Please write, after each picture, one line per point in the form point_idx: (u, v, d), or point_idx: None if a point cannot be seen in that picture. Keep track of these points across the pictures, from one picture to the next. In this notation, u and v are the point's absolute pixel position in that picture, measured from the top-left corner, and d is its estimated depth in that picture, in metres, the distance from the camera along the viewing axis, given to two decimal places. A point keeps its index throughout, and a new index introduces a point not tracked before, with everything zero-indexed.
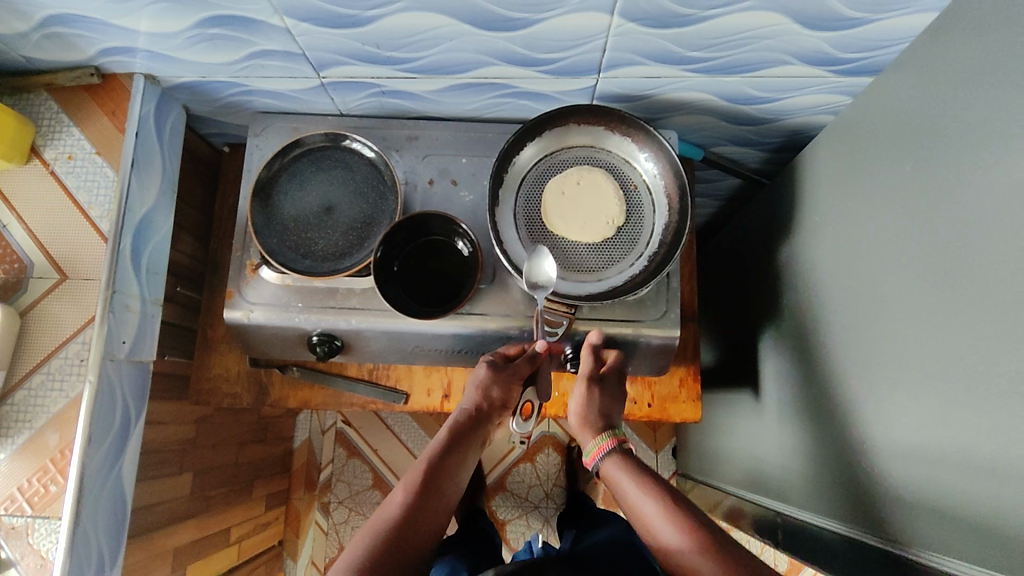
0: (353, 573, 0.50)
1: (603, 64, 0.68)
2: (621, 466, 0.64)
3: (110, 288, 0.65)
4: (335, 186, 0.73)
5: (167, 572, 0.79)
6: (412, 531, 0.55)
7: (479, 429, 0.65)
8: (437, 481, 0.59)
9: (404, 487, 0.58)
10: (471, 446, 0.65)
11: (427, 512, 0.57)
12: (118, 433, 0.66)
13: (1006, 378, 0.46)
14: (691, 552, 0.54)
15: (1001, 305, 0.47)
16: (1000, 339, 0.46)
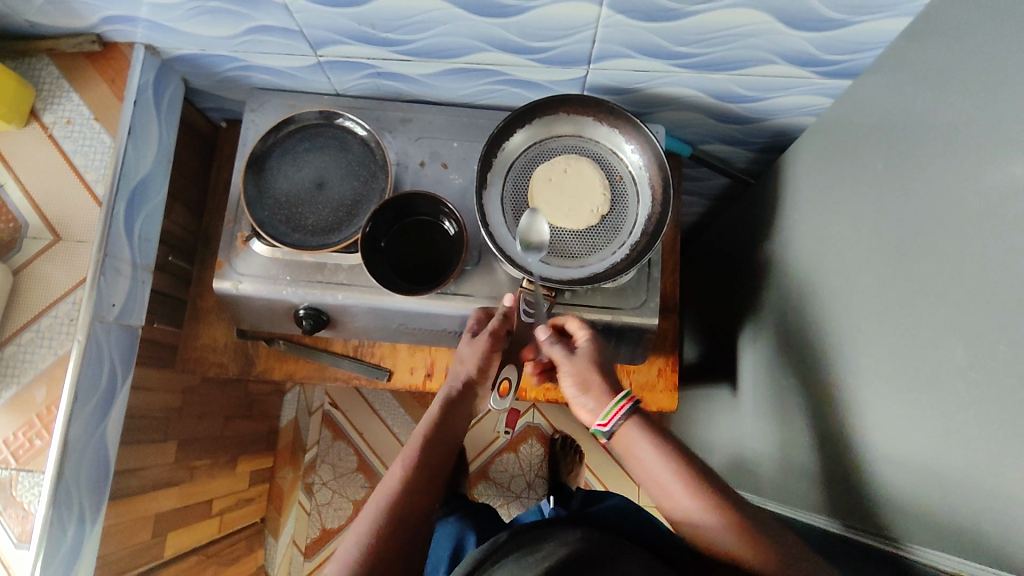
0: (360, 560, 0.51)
1: (593, 55, 0.69)
2: (632, 418, 0.59)
3: (102, 252, 0.66)
4: (328, 163, 0.75)
5: (147, 536, 0.81)
6: (411, 509, 0.55)
7: (469, 400, 0.66)
8: (433, 455, 0.60)
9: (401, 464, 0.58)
10: (460, 415, 0.65)
11: (428, 487, 0.57)
12: (104, 394, 0.68)
13: (968, 370, 0.47)
14: (716, 523, 0.53)
15: (964, 301, 0.48)
16: (965, 333, 0.48)
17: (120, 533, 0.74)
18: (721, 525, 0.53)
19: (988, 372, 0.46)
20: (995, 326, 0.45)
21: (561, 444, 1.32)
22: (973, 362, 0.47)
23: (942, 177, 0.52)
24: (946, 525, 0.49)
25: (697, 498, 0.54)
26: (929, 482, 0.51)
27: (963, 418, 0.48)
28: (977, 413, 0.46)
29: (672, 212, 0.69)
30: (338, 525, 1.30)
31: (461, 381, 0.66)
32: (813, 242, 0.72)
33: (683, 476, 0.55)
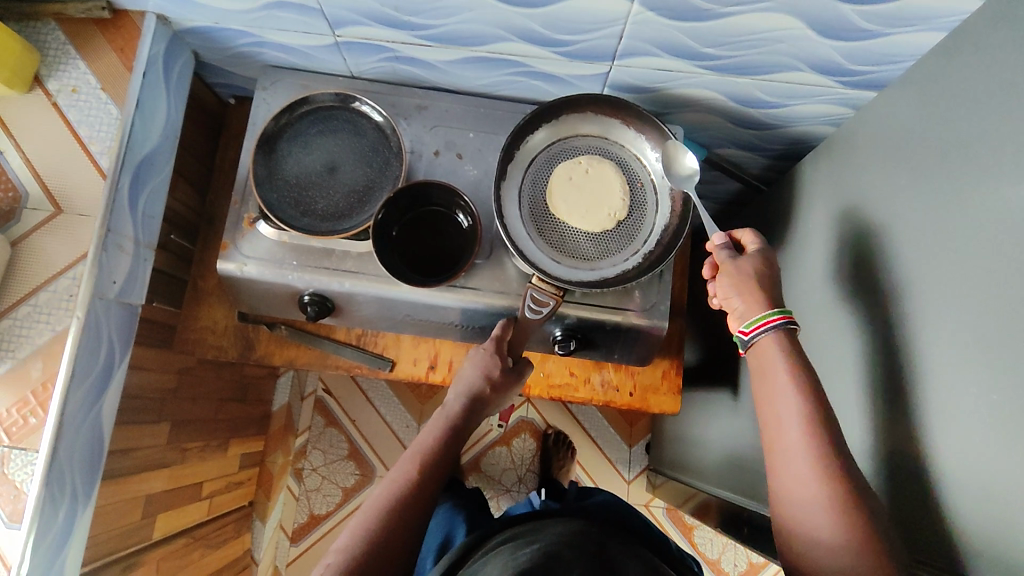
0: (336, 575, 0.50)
1: (619, 52, 0.68)
2: (780, 334, 0.60)
3: (104, 228, 0.64)
4: (341, 148, 0.73)
5: (137, 517, 0.79)
6: (396, 523, 0.54)
7: (474, 416, 0.66)
8: (438, 463, 0.59)
9: (393, 478, 0.58)
10: (463, 432, 0.65)
11: (427, 494, 0.57)
12: (101, 373, 0.66)
13: (985, 393, 0.47)
14: (817, 486, 0.53)
15: (989, 324, 0.48)
16: (985, 356, 0.47)
17: (111, 513, 0.73)
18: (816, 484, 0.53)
19: (1007, 396, 0.45)
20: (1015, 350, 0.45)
21: (554, 439, 1.32)
22: (992, 385, 0.46)
23: (971, 197, 0.51)
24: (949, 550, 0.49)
25: (803, 443, 0.54)
26: (933, 502, 0.51)
27: (974, 441, 0.47)
28: (989, 437, 0.46)
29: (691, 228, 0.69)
30: (326, 512, 1.29)
31: (471, 391, 0.66)
32: (827, 253, 0.71)
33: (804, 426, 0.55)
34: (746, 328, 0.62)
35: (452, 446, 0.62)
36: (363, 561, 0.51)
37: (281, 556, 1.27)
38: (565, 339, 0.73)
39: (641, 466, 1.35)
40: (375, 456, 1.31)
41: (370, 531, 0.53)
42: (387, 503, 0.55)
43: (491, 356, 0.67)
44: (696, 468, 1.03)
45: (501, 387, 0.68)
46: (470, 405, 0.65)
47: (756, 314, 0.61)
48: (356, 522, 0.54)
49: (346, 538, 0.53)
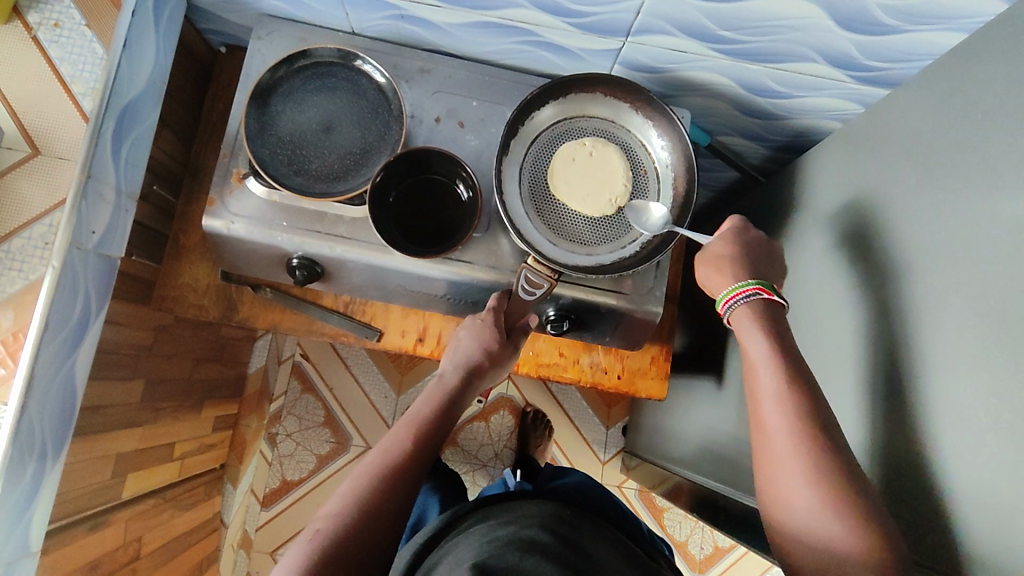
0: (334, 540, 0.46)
1: (634, 27, 0.66)
2: (745, 305, 0.63)
3: (85, 173, 0.61)
4: (340, 107, 0.70)
5: (107, 476, 0.77)
6: (396, 486, 0.51)
7: (470, 388, 0.65)
8: (433, 430, 0.57)
9: (391, 442, 0.54)
10: (458, 403, 0.63)
11: (424, 460, 0.54)
12: (76, 327, 0.63)
13: (989, 396, 0.48)
14: (806, 484, 0.52)
15: (998, 329, 0.48)
16: (993, 361, 0.48)
17: (80, 471, 0.71)
18: (806, 482, 0.52)
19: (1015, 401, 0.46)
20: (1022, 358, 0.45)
21: (531, 418, 1.31)
22: (1002, 391, 0.47)
23: (987, 203, 0.51)
24: (946, 547, 0.50)
25: (791, 441, 0.54)
26: (928, 500, 0.52)
27: (978, 444, 0.48)
28: (991, 440, 0.47)
29: (693, 218, 0.68)
30: (298, 478, 1.27)
31: (466, 362, 0.65)
32: (829, 249, 0.71)
33: (793, 430, 0.55)
34: (723, 304, 0.65)
35: (446, 414, 0.60)
36: (358, 524, 0.47)
37: (251, 520, 1.25)
38: (559, 319, 0.73)
39: (616, 448, 1.36)
40: (351, 425, 1.30)
41: (365, 494, 0.50)
42: (381, 467, 0.52)
43: (489, 328, 0.66)
44: (671, 452, 1.04)
45: (497, 363, 0.67)
46: (466, 375, 0.64)
47: (727, 290, 0.64)
48: (347, 485, 0.50)
49: (337, 501, 0.49)
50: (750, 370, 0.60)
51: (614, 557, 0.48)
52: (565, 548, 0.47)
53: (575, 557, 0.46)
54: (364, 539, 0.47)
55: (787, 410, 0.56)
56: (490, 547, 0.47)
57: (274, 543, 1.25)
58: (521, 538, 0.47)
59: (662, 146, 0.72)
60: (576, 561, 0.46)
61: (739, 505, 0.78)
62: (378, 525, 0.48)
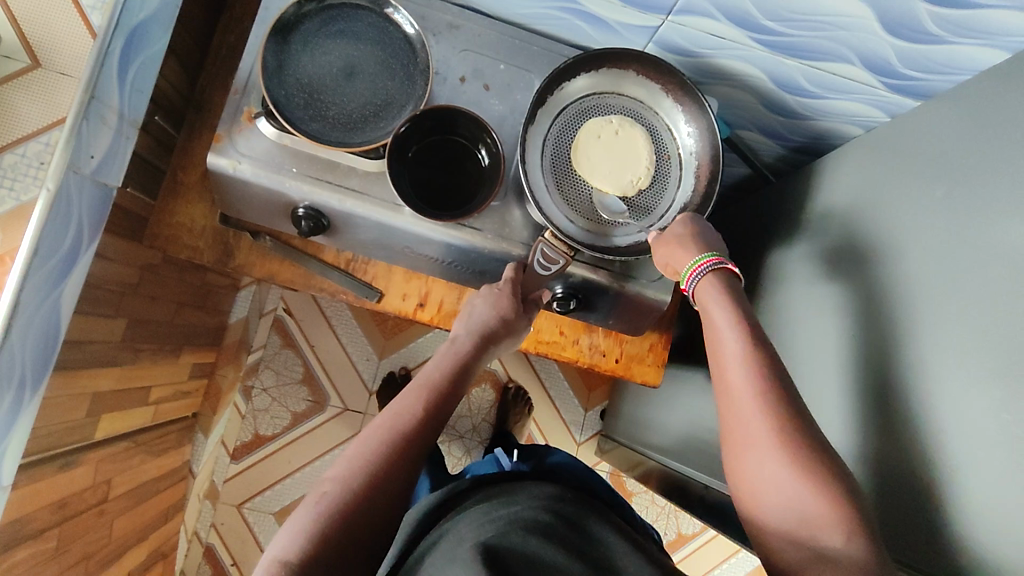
0: (344, 504, 0.45)
1: (676, 6, 0.64)
2: (711, 276, 0.62)
3: (89, 92, 0.57)
4: (364, 54, 0.67)
5: (82, 413, 0.74)
6: (410, 451, 0.49)
7: (483, 355, 0.63)
8: (446, 394, 0.55)
9: (406, 404, 0.52)
10: (471, 371, 0.61)
11: (437, 425, 0.52)
12: (66, 257, 0.59)
13: (1001, 417, 0.48)
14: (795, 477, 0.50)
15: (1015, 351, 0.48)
16: (1007, 382, 0.48)
17: (56, 407, 0.68)
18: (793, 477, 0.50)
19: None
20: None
21: (513, 394, 1.31)
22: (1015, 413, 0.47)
23: (1010, 225, 0.51)
24: (946, 558, 0.51)
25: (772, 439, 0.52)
26: (928, 509, 0.53)
27: (986, 461, 0.49)
28: (998, 454, 0.48)
29: (712, 209, 0.67)
30: (271, 434, 1.25)
31: (482, 328, 0.63)
32: (839, 253, 0.71)
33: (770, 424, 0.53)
34: (685, 280, 0.64)
35: (458, 381, 0.58)
36: (368, 491, 0.46)
37: (219, 472, 1.23)
38: (567, 297, 0.71)
39: (593, 430, 1.37)
40: (330, 385, 1.28)
41: (379, 457, 0.48)
42: (396, 432, 0.50)
43: (506, 297, 0.65)
44: (649, 439, 1.05)
45: (510, 332, 0.65)
46: (480, 342, 0.63)
47: (688, 263, 0.63)
48: (357, 448, 0.49)
49: (346, 464, 0.48)
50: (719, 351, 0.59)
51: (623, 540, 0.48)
52: (568, 529, 0.47)
53: (579, 539, 0.46)
54: (374, 508, 0.46)
55: (752, 391, 0.55)
56: (496, 527, 0.46)
57: (242, 496, 1.23)
58: (524, 518, 0.47)
59: (686, 132, 0.70)
60: (580, 544, 0.45)
61: (722, 496, 0.79)
62: (388, 493, 0.47)
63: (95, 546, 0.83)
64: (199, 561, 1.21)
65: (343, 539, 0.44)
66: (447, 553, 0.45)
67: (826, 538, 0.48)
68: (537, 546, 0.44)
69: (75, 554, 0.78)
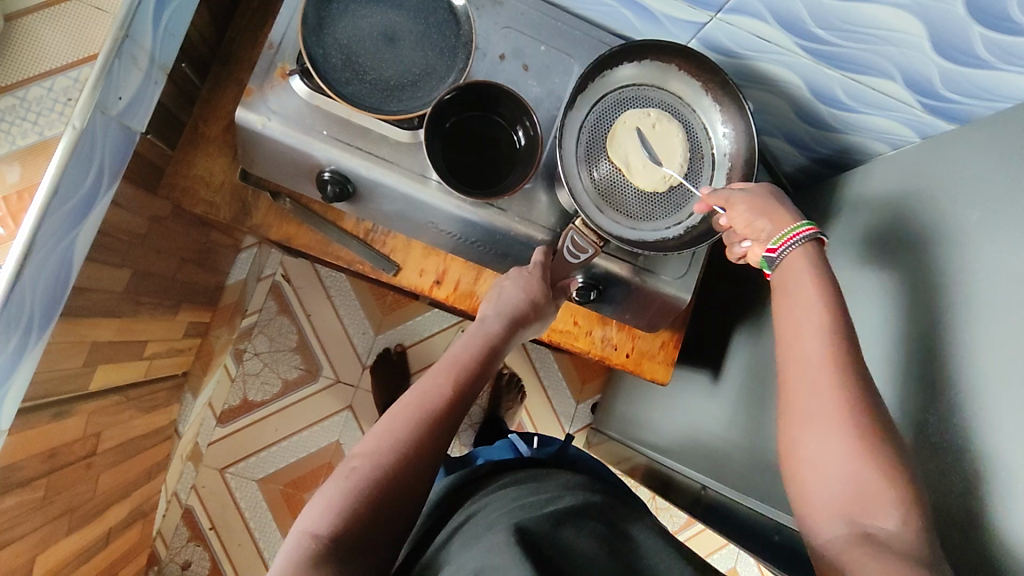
0: (377, 483, 0.44)
1: (728, 5, 0.63)
2: (809, 247, 0.58)
3: (123, 31, 0.55)
4: (407, 20, 0.65)
5: (79, 362, 0.72)
6: (440, 431, 0.48)
7: (510, 339, 0.62)
8: (474, 374, 0.54)
9: (437, 382, 0.51)
10: (498, 354, 0.61)
11: (466, 406, 0.52)
12: (84, 199, 0.57)
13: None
14: (835, 475, 0.49)
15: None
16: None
17: (56, 354, 0.66)
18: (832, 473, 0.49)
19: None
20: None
21: (506, 379, 1.31)
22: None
23: None
24: None
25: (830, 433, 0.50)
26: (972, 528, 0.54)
27: None
28: None
29: None
30: (260, 400, 1.23)
31: (512, 311, 0.62)
32: (881, 273, 0.72)
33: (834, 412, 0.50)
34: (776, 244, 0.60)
35: (487, 363, 0.57)
36: (400, 470, 0.45)
37: (204, 434, 1.21)
38: (587, 287, 0.70)
39: (583, 423, 1.37)
40: (324, 355, 1.26)
41: (409, 436, 0.47)
42: (427, 411, 0.49)
43: (536, 281, 0.65)
44: (643, 436, 1.06)
45: (538, 317, 0.65)
46: (510, 325, 0.62)
47: (783, 230, 0.60)
48: (387, 423, 0.48)
49: (375, 440, 0.47)
50: (786, 309, 0.57)
51: (651, 534, 0.47)
52: (607, 528, 0.46)
53: (616, 537, 0.45)
54: (405, 487, 0.45)
55: (821, 365, 0.53)
56: (532, 513, 0.45)
57: (225, 460, 1.22)
58: (562, 510, 0.46)
59: (724, 133, 0.70)
60: (617, 542, 0.45)
61: (718, 498, 0.79)
62: (419, 472, 0.46)
63: (80, 499, 0.82)
64: (177, 523, 1.19)
65: (374, 518, 0.43)
66: (474, 536, 0.44)
67: (881, 522, 0.47)
68: (570, 540, 0.43)
69: (60, 505, 0.76)
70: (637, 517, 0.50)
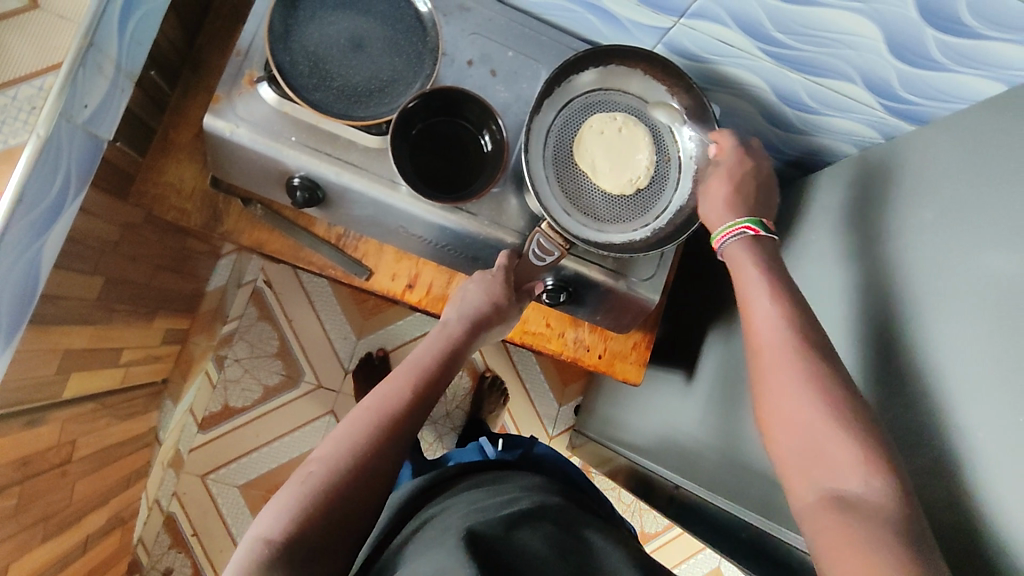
0: (330, 487, 0.45)
1: (689, 10, 0.64)
2: (746, 241, 0.61)
3: (86, 39, 0.55)
4: (373, 27, 0.66)
5: (51, 370, 0.72)
6: (396, 435, 0.49)
7: (473, 343, 0.63)
8: (433, 378, 0.55)
9: (394, 386, 0.52)
10: (460, 358, 0.62)
11: (423, 409, 0.53)
12: (50, 208, 0.58)
13: (984, 441, 0.49)
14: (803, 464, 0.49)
15: (1000, 383, 0.49)
16: (988, 408, 0.49)
17: (26, 362, 0.66)
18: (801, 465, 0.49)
19: (1005, 451, 0.47)
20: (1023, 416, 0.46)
21: (489, 382, 1.32)
22: (994, 440, 0.48)
23: (997, 254, 0.52)
24: None
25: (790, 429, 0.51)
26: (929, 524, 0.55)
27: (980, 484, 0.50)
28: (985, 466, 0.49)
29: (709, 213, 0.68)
30: (241, 406, 1.24)
31: (474, 314, 0.63)
32: (840, 262, 0.71)
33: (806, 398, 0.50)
34: (717, 237, 0.63)
35: (448, 367, 0.58)
36: (356, 473, 0.46)
37: (184, 441, 1.21)
38: (556, 289, 0.71)
39: (566, 424, 1.38)
40: (305, 360, 1.27)
41: (365, 440, 0.48)
42: (383, 416, 0.50)
43: (500, 284, 0.65)
44: (622, 436, 1.06)
45: (502, 320, 0.66)
46: (471, 329, 0.63)
47: (725, 223, 0.63)
48: (345, 429, 0.49)
49: (332, 445, 0.48)
50: (744, 307, 0.58)
51: (608, 541, 0.48)
52: (561, 531, 0.47)
53: (569, 541, 0.46)
54: (361, 490, 0.46)
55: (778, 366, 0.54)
56: (486, 517, 0.46)
57: (207, 466, 1.22)
58: (515, 515, 0.47)
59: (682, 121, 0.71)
60: (569, 544, 0.45)
61: (693, 497, 0.80)
62: (374, 475, 0.47)
63: (55, 507, 0.81)
64: (158, 530, 1.19)
65: (330, 521, 0.44)
66: (431, 540, 0.45)
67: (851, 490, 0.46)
68: (523, 543, 0.44)
69: (34, 513, 0.76)
70: (593, 522, 0.50)
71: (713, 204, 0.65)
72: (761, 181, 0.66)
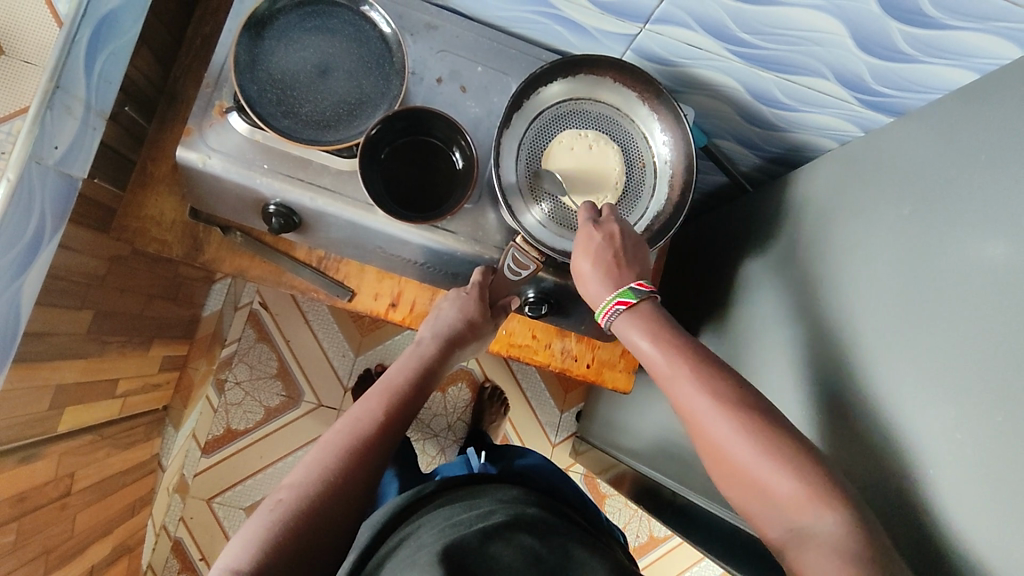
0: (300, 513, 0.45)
1: (654, 16, 0.64)
2: (625, 313, 0.59)
3: (52, 82, 0.56)
4: (339, 51, 0.67)
5: (43, 406, 0.73)
6: (367, 457, 0.50)
7: (448, 361, 0.64)
8: (407, 399, 0.56)
9: (366, 409, 0.53)
10: (436, 376, 0.62)
11: (394, 431, 0.53)
12: (27, 246, 0.59)
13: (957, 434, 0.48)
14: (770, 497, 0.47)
15: (973, 379, 0.47)
16: (965, 403, 0.48)
17: (16, 400, 0.67)
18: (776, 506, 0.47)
19: (984, 449, 0.46)
20: (999, 408, 0.45)
21: (489, 393, 1.31)
22: (966, 434, 0.47)
23: (969, 245, 0.51)
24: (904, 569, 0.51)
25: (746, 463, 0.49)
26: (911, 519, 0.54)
27: None
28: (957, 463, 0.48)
29: (685, 218, 0.67)
30: (243, 428, 1.24)
31: (448, 332, 0.64)
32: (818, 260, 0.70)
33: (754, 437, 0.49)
34: (599, 317, 0.61)
35: (422, 385, 0.59)
36: (324, 497, 0.46)
37: (190, 465, 1.22)
38: (538, 301, 0.71)
39: (568, 431, 1.38)
40: (304, 380, 1.27)
41: (335, 463, 0.48)
42: (354, 439, 0.50)
43: (474, 301, 0.66)
44: (621, 443, 1.06)
45: (475, 336, 0.66)
46: (445, 346, 0.63)
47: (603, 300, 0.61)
48: (316, 453, 0.49)
49: (303, 470, 0.48)
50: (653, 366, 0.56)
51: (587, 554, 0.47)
52: (539, 539, 0.47)
53: (544, 547, 0.46)
54: (329, 514, 0.46)
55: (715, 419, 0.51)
56: (460, 531, 0.46)
57: (212, 489, 1.22)
58: (490, 526, 0.47)
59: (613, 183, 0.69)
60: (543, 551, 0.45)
61: (694, 505, 0.80)
62: (345, 498, 0.48)
63: (57, 540, 0.82)
64: (167, 555, 1.20)
65: (299, 547, 0.45)
66: (406, 557, 0.45)
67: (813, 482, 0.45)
68: (497, 553, 0.44)
69: (35, 547, 0.77)
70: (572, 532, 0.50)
71: (586, 283, 0.62)
72: (626, 243, 0.63)
